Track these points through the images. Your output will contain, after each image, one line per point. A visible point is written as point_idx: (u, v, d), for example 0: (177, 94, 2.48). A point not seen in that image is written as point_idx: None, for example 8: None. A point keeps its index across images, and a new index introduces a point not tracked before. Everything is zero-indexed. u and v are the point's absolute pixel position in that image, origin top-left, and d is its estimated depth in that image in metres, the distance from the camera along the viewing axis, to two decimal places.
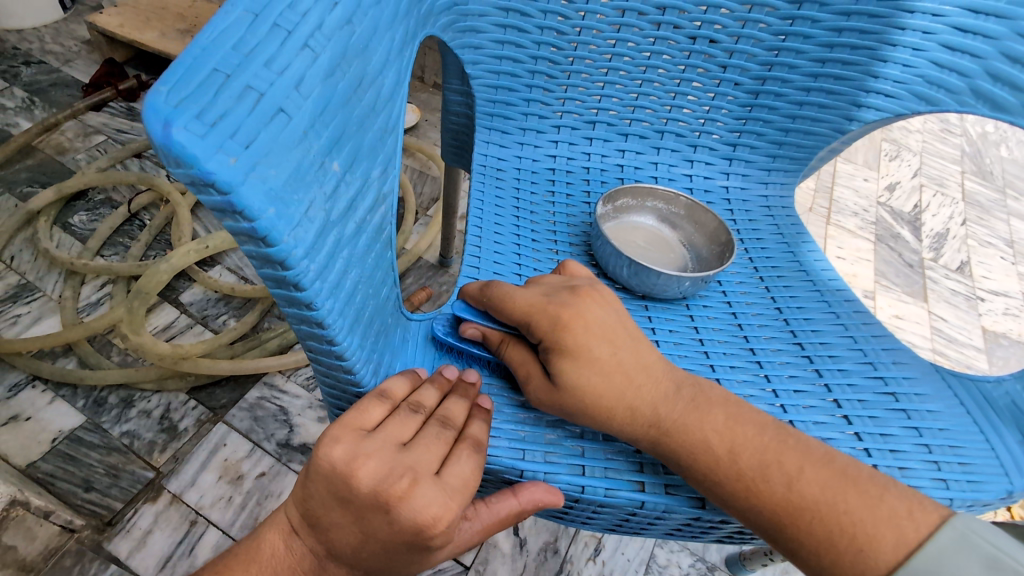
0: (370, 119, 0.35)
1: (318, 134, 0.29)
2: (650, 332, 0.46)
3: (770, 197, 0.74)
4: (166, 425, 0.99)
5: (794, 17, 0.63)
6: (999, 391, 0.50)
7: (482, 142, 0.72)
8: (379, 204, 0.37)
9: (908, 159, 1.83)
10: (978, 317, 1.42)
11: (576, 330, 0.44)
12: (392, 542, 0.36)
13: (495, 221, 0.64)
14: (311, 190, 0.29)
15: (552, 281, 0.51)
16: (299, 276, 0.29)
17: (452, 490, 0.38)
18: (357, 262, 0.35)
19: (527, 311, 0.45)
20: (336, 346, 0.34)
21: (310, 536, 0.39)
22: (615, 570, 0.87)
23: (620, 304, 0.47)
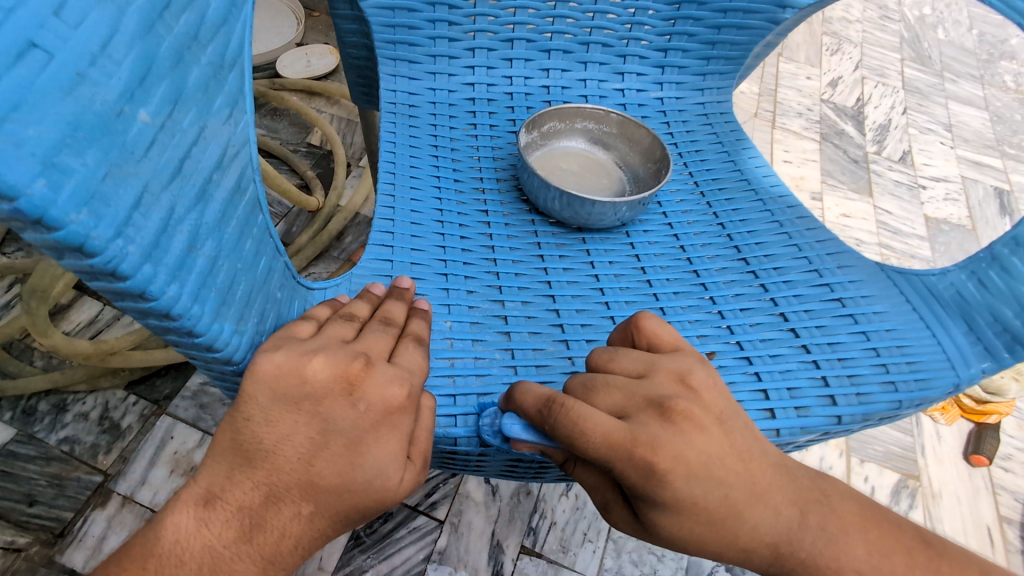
0: (194, 52, 0.27)
1: (107, 74, 0.22)
2: (663, 489, 0.34)
3: (707, 105, 0.69)
4: (107, 425, 0.93)
5: (678, 8, 0.64)
6: (943, 283, 0.47)
7: (387, 76, 0.63)
8: (235, 156, 0.31)
9: (849, 52, 1.79)
10: (921, 206, 1.44)
11: (677, 482, 0.34)
12: (358, 432, 0.33)
13: (410, 163, 0.58)
14: (108, 150, 0.23)
15: (533, 401, 0.37)
16: (113, 261, 0.23)
17: (409, 371, 0.36)
18: (212, 232, 0.29)
19: (611, 455, 0.34)
20: (200, 338, 0.29)
21: (241, 480, 0.33)
22: (588, 501, 0.89)
23: (639, 434, 0.34)
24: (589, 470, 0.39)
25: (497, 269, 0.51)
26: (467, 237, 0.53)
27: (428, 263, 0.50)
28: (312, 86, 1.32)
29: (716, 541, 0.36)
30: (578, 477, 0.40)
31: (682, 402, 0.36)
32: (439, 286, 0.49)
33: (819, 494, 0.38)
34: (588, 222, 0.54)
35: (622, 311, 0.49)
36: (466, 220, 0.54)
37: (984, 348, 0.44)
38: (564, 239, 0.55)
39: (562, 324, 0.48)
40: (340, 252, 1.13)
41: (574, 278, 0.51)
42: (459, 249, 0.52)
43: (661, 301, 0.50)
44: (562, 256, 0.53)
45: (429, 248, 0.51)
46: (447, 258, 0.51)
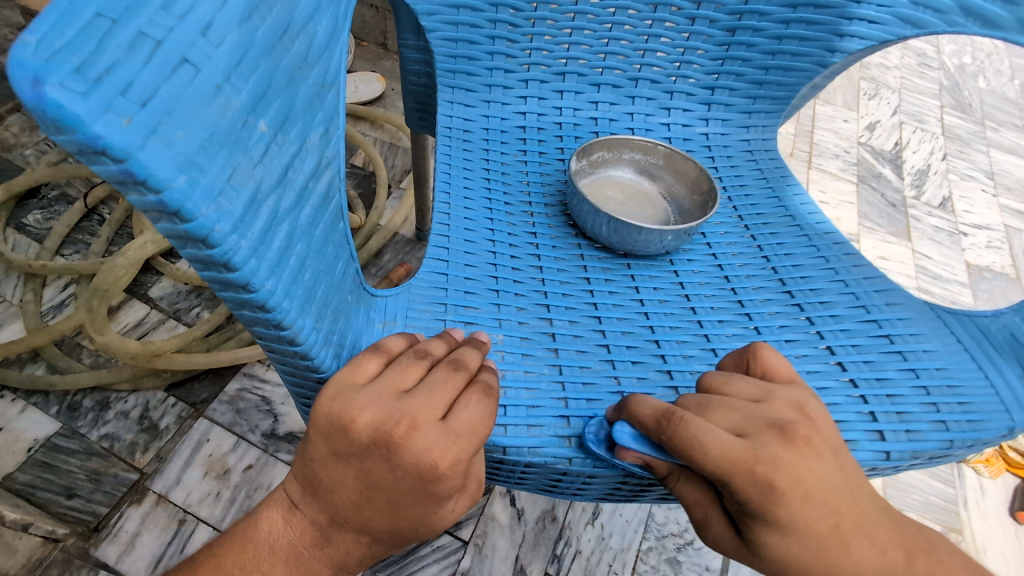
0: (302, 72, 0.30)
1: (238, 87, 0.25)
2: (779, 508, 0.35)
3: (752, 141, 0.70)
4: (146, 424, 0.95)
5: (728, 44, 0.66)
6: (996, 325, 0.47)
7: (445, 102, 0.67)
8: (327, 166, 0.33)
9: (887, 97, 1.80)
10: (962, 252, 1.41)
11: (792, 502, 0.35)
12: (396, 492, 0.35)
13: (464, 184, 0.60)
14: (232, 153, 0.25)
15: (650, 411, 0.40)
16: (228, 253, 0.25)
17: (459, 434, 0.36)
18: (305, 235, 0.31)
19: (731, 470, 0.36)
20: (285, 331, 0.31)
21: (310, 505, 0.38)
22: (614, 532, 0.88)
23: (758, 453, 0.36)
24: (693, 485, 0.39)
25: (545, 288, 0.52)
26: (517, 256, 0.55)
27: (479, 279, 0.52)
28: (360, 111, 1.37)
29: (822, 570, 0.36)
30: (679, 492, 0.40)
31: (802, 428, 0.38)
32: (490, 301, 0.50)
33: (925, 543, 0.39)
34: (634, 249, 0.55)
35: (668, 336, 0.50)
36: (516, 241, 0.56)
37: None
38: (610, 264, 0.56)
39: (608, 345, 0.48)
40: (378, 269, 1.16)
41: (620, 301, 0.52)
42: (508, 268, 0.54)
43: (706, 328, 0.51)
44: (608, 280, 0.54)
45: (480, 266, 0.53)
46: (498, 276, 0.53)
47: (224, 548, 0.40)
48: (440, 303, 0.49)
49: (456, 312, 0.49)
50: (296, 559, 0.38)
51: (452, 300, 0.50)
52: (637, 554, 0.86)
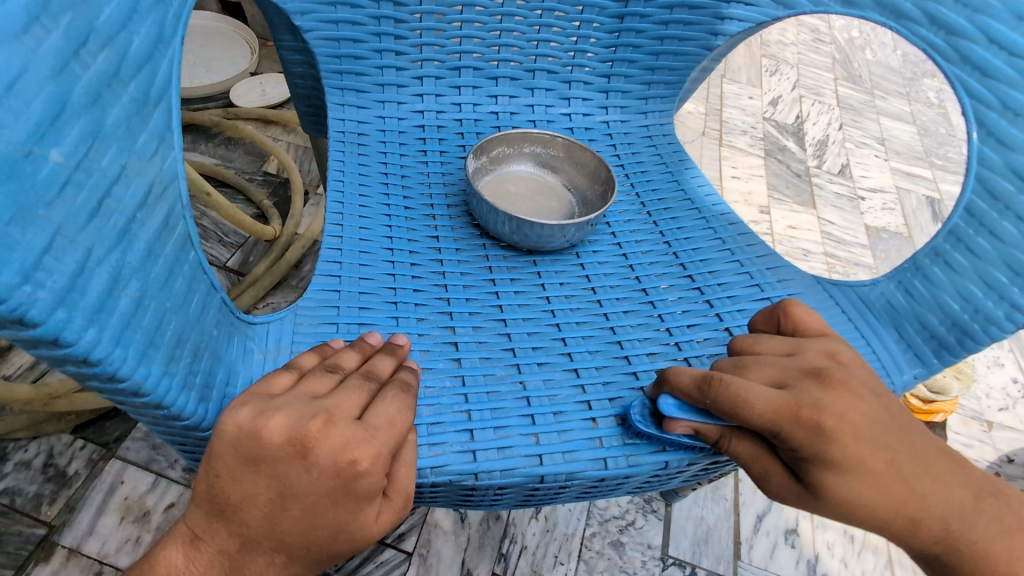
0: (110, 93, 0.31)
1: (15, 116, 0.25)
2: (834, 445, 0.36)
3: (650, 127, 0.72)
4: (51, 473, 0.88)
5: (619, 31, 0.66)
6: (875, 293, 0.50)
7: (335, 105, 0.64)
8: (160, 193, 0.34)
9: (787, 73, 1.90)
10: (861, 216, 1.52)
11: (846, 439, 0.36)
12: (313, 495, 0.33)
13: (359, 191, 0.58)
14: (15, 191, 0.25)
15: (688, 378, 0.41)
16: (19, 308, 0.25)
17: (377, 428, 0.36)
18: (135, 274, 0.32)
19: (778, 418, 0.37)
20: (124, 382, 0.31)
21: (217, 528, 0.34)
22: (558, 523, 0.89)
23: (801, 400, 0.37)
24: (745, 442, 0.40)
25: (448, 294, 0.52)
26: (418, 263, 0.54)
27: (376, 292, 0.51)
28: (265, 115, 1.30)
29: (884, 505, 0.37)
30: (732, 452, 0.41)
31: (836, 372, 0.39)
32: (390, 315, 0.49)
33: (995, 492, 0.40)
34: (537, 245, 0.55)
35: (574, 332, 0.50)
36: (417, 247, 0.55)
37: (914, 354, 0.47)
38: (516, 263, 0.56)
39: (513, 348, 0.49)
40: (299, 280, 1.10)
41: (524, 301, 0.52)
42: (409, 276, 0.53)
43: (612, 320, 0.51)
44: (513, 279, 0.54)
45: (377, 278, 0.52)
46: (397, 287, 0.52)
47: None
48: (331, 323, 0.48)
49: (350, 330, 0.48)
50: None
51: (346, 317, 0.49)
52: (582, 541, 0.87)
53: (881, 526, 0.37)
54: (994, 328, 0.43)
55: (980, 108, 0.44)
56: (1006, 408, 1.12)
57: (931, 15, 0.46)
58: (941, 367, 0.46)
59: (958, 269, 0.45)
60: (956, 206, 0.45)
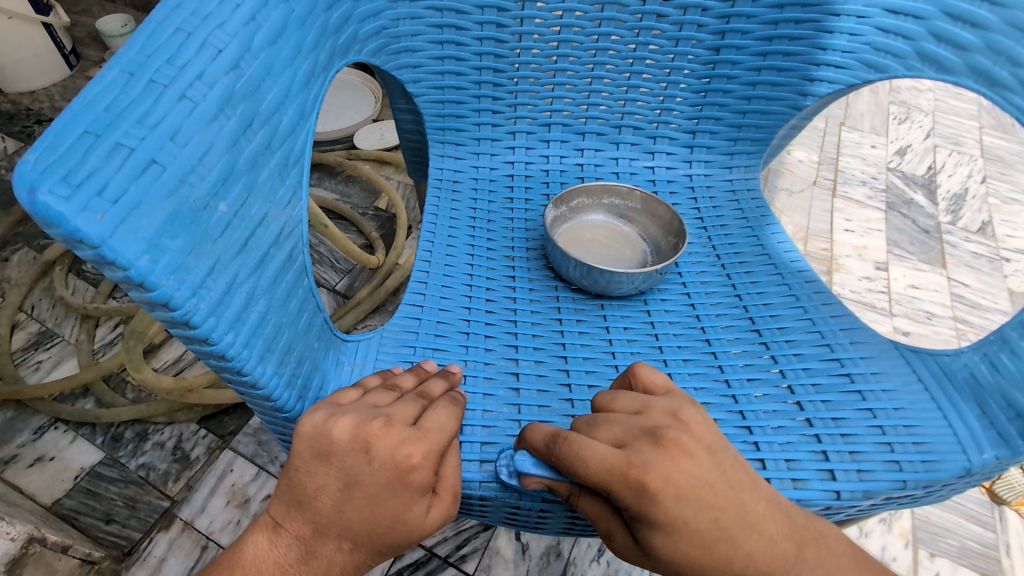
0: (265, 156, 0.38)
1: (201, 177, 0.33)
2: (655, 507, 0.37)
3: (735, 182, 0.72)
4: (179, 455, 1.02)
5: (706, 91, 0.68)
6: (958, 364, 0.47)
7: (436, 156, 0.72)
8: (289, 235, 0.41)
9: (920, 120, 1.75)
10: (1004, 279, 1.34)
11: (666, 502, 0.37)
12: (373, 485, 0.38)
13: (448, 233, 0.64)
14: (194, 231, 0.32)
15: (540, 436, 0.43)
16: (188, 314, 0.32)
17: (429, 432, 0.41)
18: (266, 296, 0.38)
19: (608, 478, 0.38)
20: (247, 377, 0.37)
21: (294, 516, 0.40)
22: (620, 569, 0.86)
23: (631, 459, 0.38)
24: (591, 500, 0.41)
25: (517, 331, 0.56)
26: (492, 299, 0.58)
27: (453, 323, 0.56)
28: (384, 157, 1.46)
29: (711, 566, 0.37)
30: (583, 510, 0.42)
31: (672, 433, 0.39)
32: (460, 344, 0.54)
33: (815, 534, 0.39)
34: (607, 290, 0.57)
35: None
36: (493, 285, 0.60)
37: (998, 434, 0.43)
38: (584, 305, 0.58)
39: (570, 385, 0.51)
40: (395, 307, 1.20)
41: (588, 343, 0.55)
42: (483, 311, 0.57)
43: (671, 367, 0.52)
44: (580, 320, 0.57)
45: (455, 310, 0.56)
46: (471, 319, 0.56)
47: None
48: (409, 346, 0.53)
49: (424, 354, 0.53)
50: None
51: (422, 342, 0.54)
52: None
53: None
54: None
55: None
56: None
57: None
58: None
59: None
60: None
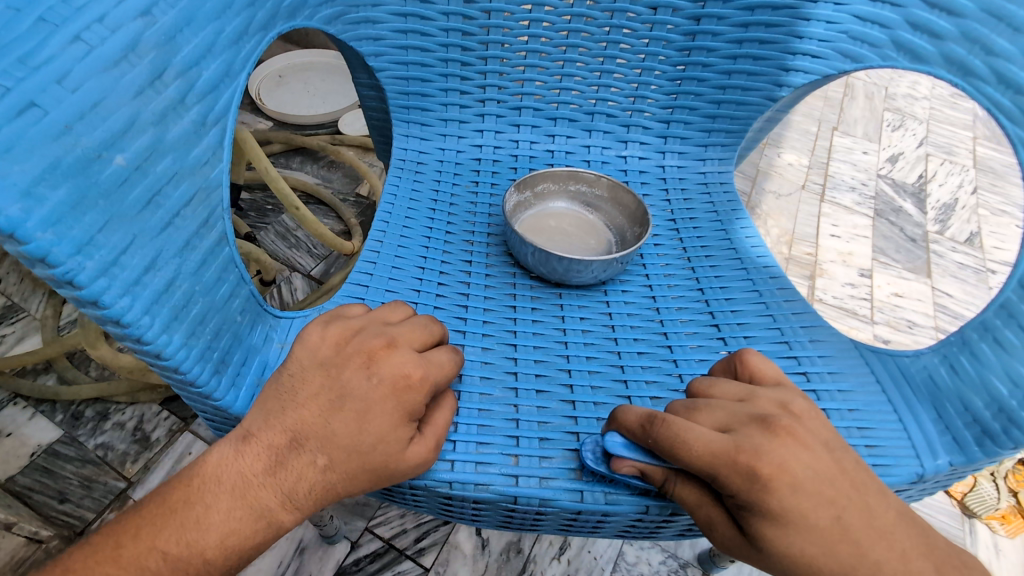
0: (176, 112, 0.37)
1: (91, 127, 0.32)
2: (769, 496, 0.35)
3: (708, 174, 0.70)
4: (139, 436, 1.00)
5: (681, 78, 0.66)
6: (916, 365, 0.46)
7: (401, 136, 0.69)
8: (204, 198, 0.40)
9: (914, 129, 1.73)
10: (989, 291, 1.32)
11: (782, 490, 0.35)
12: (367, 398, 0.39)
13: (406, 214, 0.62)
14: (82, 184, 0.32)
15: (635, 417, 0.41)
16: (70, 272, 0.31)
17: (429, 361, 0.43)
18: (171, 260, 0.37)
19: (715, 462, 0.36)
20: (149, 346, 0.36)
21: (273, 423, 0.39)
22: (581, 568, 0.80)
23: (739, 444, 0.36)
24: (690, 486, 0.39)
25: (467, 315, 0.54)
26: (444, 283, 0.56)
27: (399, 304, 0.54)
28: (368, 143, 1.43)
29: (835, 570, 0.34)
30: (678, 498, 0.39)
31: (785, 419, 0.38)
32: None
33: (957, 560, 0.37)
34: (564, 278, 0.55)
35: (581, 366, 0.50)
36: (448, 268, 0.58)
37: (953, 439, 0.43)
38: (540, 293, 0.56)
39: (516, 373, 0.49)
40: None
41: (540, 331, 0.53)
42: (433, 294, 0.55)
43: (624, 359, 0.51)
44: (534, 308, 0.55)
45: (404, 291, 0.55)
46: (420, 301, 0.55)
47: (161, 490, 0.38)
48: None
49: None
50: (240, 492, 0.37)
51: None
52: None
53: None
54: None
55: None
56: None
57: (1000, 73, 0.46)
58: (984, 458, 0.41)
59: (1009, 346, 0.40)
60: (1009, 281, 0.41)
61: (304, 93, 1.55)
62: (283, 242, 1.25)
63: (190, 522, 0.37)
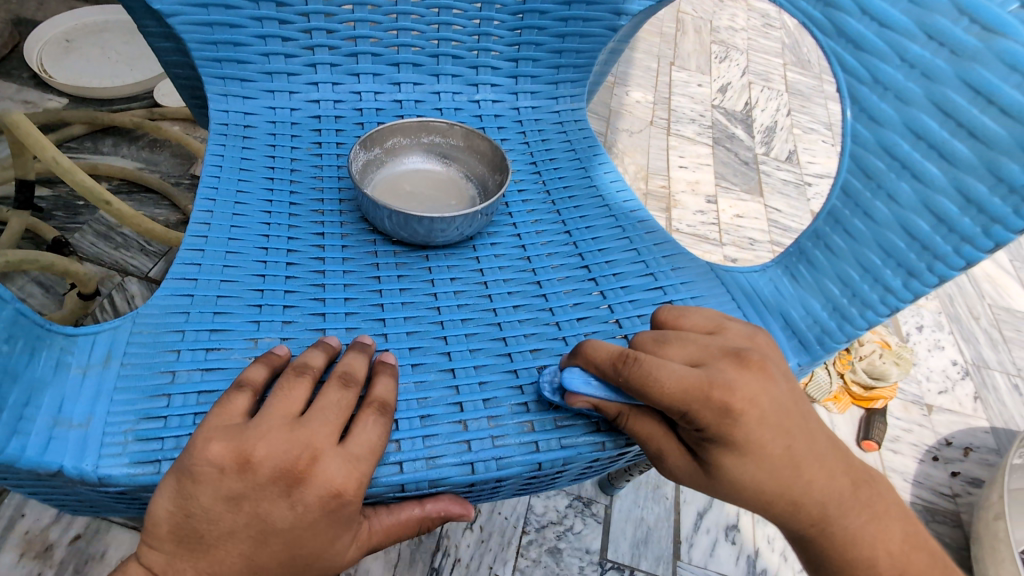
0: None
1: None
2: (737, 429, 0.36)
3: (562, 113, 0.68)
4: None
5: (522, 13, 0.63)
6: (763, 279, 0.54)
7: (217, 96, 0.59)
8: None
9: (737, 59, 1.88)
10: (807, 202, 1.50)
11: (749, 423, 0.36)
12: (292, 532, 0.35)
13: (238, 186, 0.54)
14: None
15: (607, 355, 0.40)
16: None
17: (360, 457, 0.37)
18: None
19: (687, 398, 0.36)
20: None
21: (181, 565, 0.34)
22: (493, 533, 0.81)
23: (713, 379, 0.37)
24: (643, 419, 0.40)
25: (325, 297, 0.49)
26: (294, 264, 0.50)
27: (240, 293, 0.48)
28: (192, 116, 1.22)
29: (776, 491, 0.37)
30: (633, 429, 0.41)
31: (756, 355, 0.39)
32: (250, 318, 0.46)
33: (871, 479, 0.40)
34: (427, 239, 0.51)
35: (457, 330, 0.48)
36: (297, 244, 0.52)
37: (799, 342, 0.51)
38: (406, 259, 0.53)
39: (387, 349, 0.46)
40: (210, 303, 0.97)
41: (409, 302, 0.50)
42: (282, 279, 0.49)
43: (502, 319, 0.49)
44: (400, 277, 0.51)
45: (245, 277, 0.49)
46: (266, 286, 0.48)
47: None
48: (176, 333, 0.44)
49: (194, 342, 0.44)
50: None
51: (192, 326, 0.45)
52: (517, 551, 0.80)
53: (769, 505, 0.37)
54: (869, 313, 0.48)
55: (853, 83, 0.48)
56: (945, 391, 1.12)
57: None
58: (824, 352, 0.50)
59: (837, 252, 0.50)
60: (831, 191, 0.50)
61: (101, 61, 1.28)
62: (106, 243, 1.04)
63: None
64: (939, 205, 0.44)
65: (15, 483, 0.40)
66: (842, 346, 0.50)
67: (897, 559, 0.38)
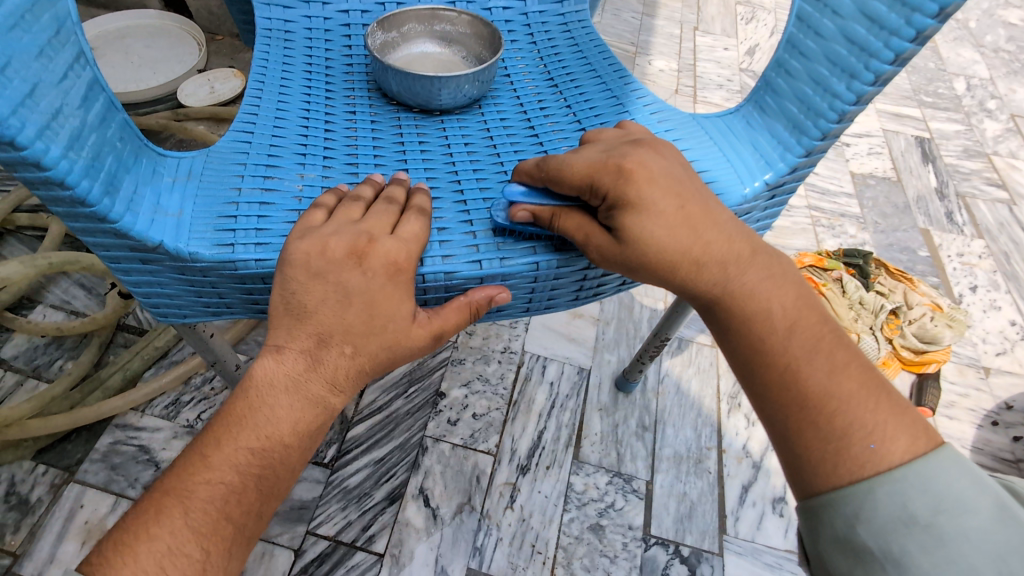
0: None
1: None
2: (629, 186, 0.38)
3: (567, 14, 0.68)
4: (13, 501, 0.75)
5: None
6: (734, 119, 0.52)
7: (261, 4, 0.62)
8: (48, 9, 0.36)
9: (764, 19, 1.80)
10: (846, 163, 1.39)
11: (639, 180, 0.38)
12: (369, 293, 0.37)
13: (281, 75, 0.57)
14: None
15: (530, 162, 0.43)
16: None
17: (410, 240, 0.41)
18: (29, 66, 0.33)
19: (592, 170, 0.39)
20: (29, 154, 0.33)
21: (296, 333, 0.37)
22: (534, 512, 0.80)
23: (609, 155, 0.40)
24: (570, 214, 0.41)
25: (358, 162, 0.51)
26: (332, 137, 0.52)
27: (288, 147, 0.50)
28: (218, 112, 1.23)
29: (677, 246, 0.37)
30: (562, 228, 0.41)
31: (649, 142, 0.42)
32: (294, 163, 0.49)
33: (775, 256, 0.40)
34: (429, 101, 0.54)
35: (471, 177, 0.50)
36: (332, 121, 0.54)
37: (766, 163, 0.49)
38: (424, 126, 0.55)
39: None
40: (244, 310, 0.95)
41: (431, 167, 0.51)
42: (320, 146, 0.51)
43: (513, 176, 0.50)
44: (422, 142, 0.53)
45: (290, 137, 0.51)
46: (308, 146, 0.51)
47: (231, 426, 0.36)
48: (235, 176, 0.46)
49: (253, 182, 0.46)
50: (293, 392, 0.37)
51: (250, 175, 0.47)
52: (560, 528, 0.79)
53: (672, 271, 0.38)
54: (824, 122, 0.46)
55: None
56: (1003, 352, 1.06)
57: None
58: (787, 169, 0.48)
59: (794, 74, 0.48)
60: (791, 16, 0.48)
61: (128, 63, 1.30)
62: None
63: (262, 422, 0.36)
64: (870, 7, 0.42)
65: (116, 263, 0.42)
66: (803, 163, 0.48)
67: (790, 313, 0.38)
